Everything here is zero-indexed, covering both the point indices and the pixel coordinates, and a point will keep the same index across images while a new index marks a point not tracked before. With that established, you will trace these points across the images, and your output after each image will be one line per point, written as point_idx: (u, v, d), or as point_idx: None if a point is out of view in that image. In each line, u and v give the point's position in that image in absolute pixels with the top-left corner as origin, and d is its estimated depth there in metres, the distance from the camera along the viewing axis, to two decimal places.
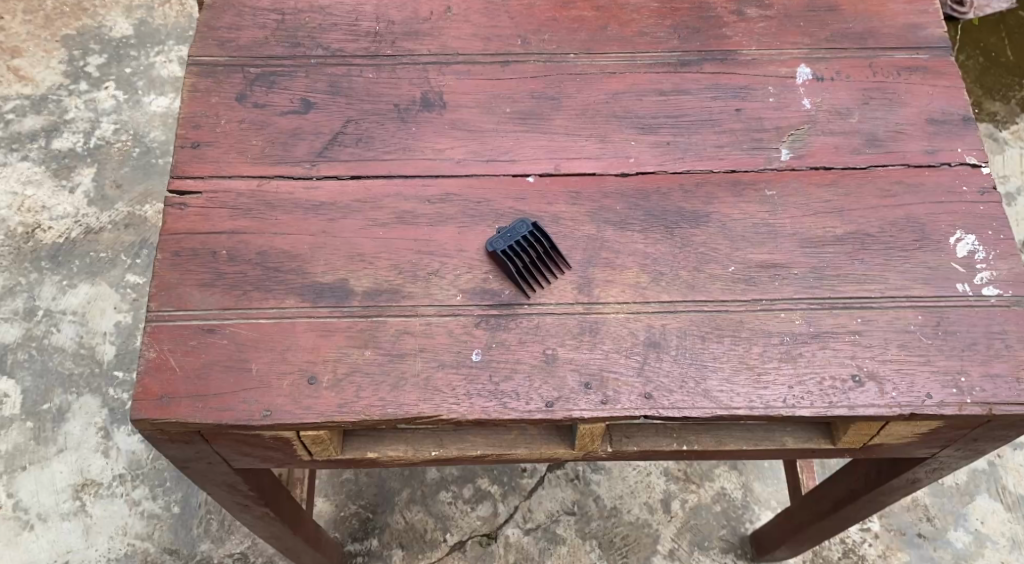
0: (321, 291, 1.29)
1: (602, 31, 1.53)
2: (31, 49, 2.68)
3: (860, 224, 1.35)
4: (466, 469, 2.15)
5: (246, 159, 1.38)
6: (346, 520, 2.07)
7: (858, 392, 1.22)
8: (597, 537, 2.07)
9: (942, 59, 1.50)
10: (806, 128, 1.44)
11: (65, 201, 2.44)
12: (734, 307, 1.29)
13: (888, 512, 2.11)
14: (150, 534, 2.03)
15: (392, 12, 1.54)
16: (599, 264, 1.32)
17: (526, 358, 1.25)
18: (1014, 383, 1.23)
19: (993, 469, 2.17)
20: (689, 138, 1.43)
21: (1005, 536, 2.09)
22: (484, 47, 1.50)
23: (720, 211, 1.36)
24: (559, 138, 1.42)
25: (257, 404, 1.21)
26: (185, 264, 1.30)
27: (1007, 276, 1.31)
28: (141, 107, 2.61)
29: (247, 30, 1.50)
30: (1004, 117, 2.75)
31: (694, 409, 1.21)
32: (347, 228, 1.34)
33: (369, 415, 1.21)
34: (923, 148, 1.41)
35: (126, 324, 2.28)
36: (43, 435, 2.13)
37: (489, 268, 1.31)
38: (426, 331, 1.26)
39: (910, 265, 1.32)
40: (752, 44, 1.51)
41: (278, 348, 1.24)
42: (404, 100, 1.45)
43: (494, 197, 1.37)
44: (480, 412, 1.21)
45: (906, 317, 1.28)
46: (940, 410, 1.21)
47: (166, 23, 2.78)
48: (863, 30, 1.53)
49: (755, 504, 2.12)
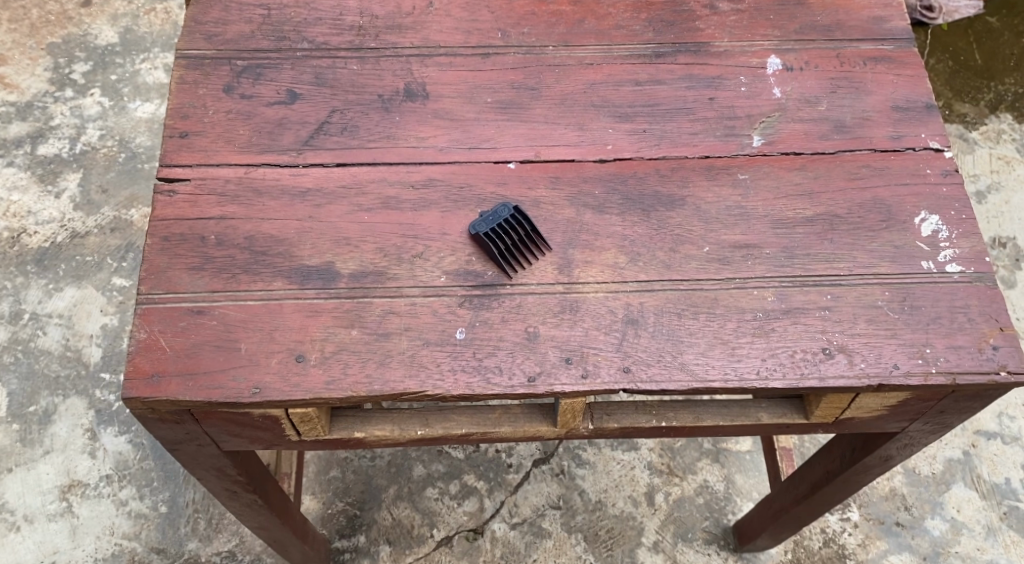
0: (308, 274, 1.32)
1: (579, 25, 1.58)
2: (17, 56, 2.71)
3: (829, 206, 1.40)
4: (452, 466, 2.18)
5: (234, 148, 1.42)
6: (333, 517, 2.10)
7: (828, 364, 1.26)
8: (583, 531, 2.10)
9: (906, 50, 1.56)
10: (777, 116, 1.49)
11: (50, 206, 2.46)
12: (710, 285, 1.33)
13: (866, 502, 2.15)
14: (137, 533, 2.04)
15: (375, 6, 1.58)
16: (579, 245, 1.36)
17: (509, 336, 1.28)
18: (977, 355, 1.28)
19: (968, 458, 2.22)
20: (663, 126, 1.48)
21: (980, 524, 2.14)
22: (465, 40, 1.55)
23: (694, 194, 1.41)
24: (538, 126, 1.47)
25: (247, 381, 1.23)
26: (174, 248, 1.33)
27: (969, 254, 1.36)
28: (126, 113, 2.64)
29: (234, 24, 1.54)
30: (973, 118, 2.82)
31: (672, 383, 1.25)
32: (333, 214, 1.37)
33: (356, 391, 1.24)
34: (889, 134, 1.47)
35: (113, 326, 2.30)
36: (29, 437, 2.14)
37: (473, 250, 1.35)
38: (411, 310, 1.30)
39: (877, 244, 1.37)
40: (723, 37, 1.57)
41: (266, 328, 1.27)
42: (388, 90, 1.49)
43: (477, 182, 1.41)
44: (464, 387, 1.24)
45: (874, 293, 1.32)
46: (907, 380, 1.26)
47: (152, 31, 2.82)
48: (829, 23, 1.59)
49: (737, 496, 2.16)
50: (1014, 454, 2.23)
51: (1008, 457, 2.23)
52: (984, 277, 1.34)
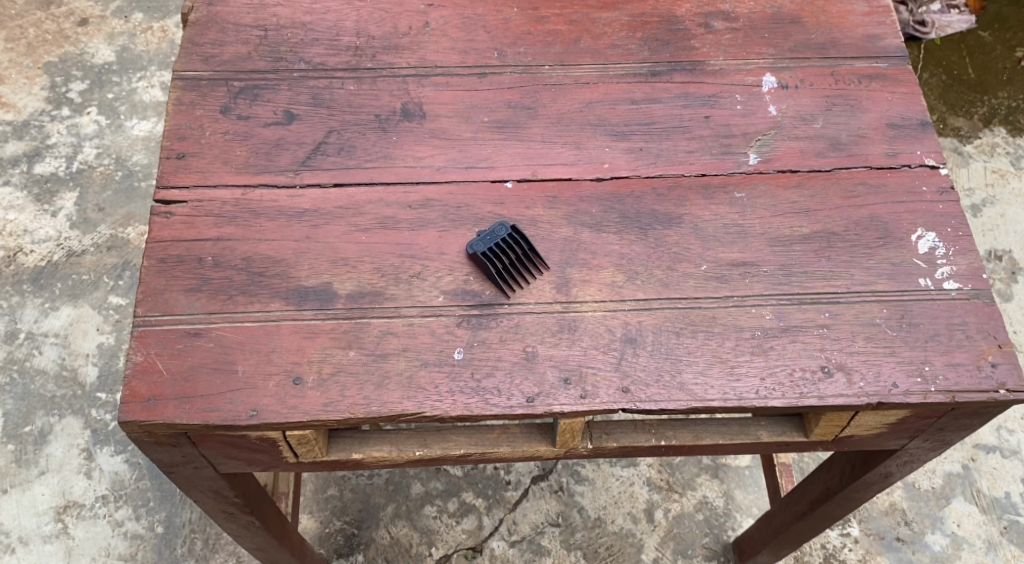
0: (305, 294, 1.32)
1: (575, 44, 1.59)
2: (14, 76, 2.71)
3: (826, 224, 1.41)
4: (450, 483, 2.17)
5: (231, 169, 1.42)
6: (331, 536, 2.08)
7: (827, 383, 1.26)
8: (582, 548, 2.09)
9: (900, 68, 1.57)
10: (772, 133, 1.49)
11: (47, 225, 2.46)
12: (708, 303, 1.33)
13: (866, 517, 2.15)
14: (133, 554, 2.03)
15: (372, 27, 1.59)
16: (576, 264, 1.36)
17: (508, 355, 1.28)
18: (976, 372, 1.28)
19: (967, 472, 2.22)
20: (660, 144, 1.48)
21: (980, 539, 2.13)
22: (461, 60, 1.56)
23: (691, 213, 1.41)
24: (535, 145, 1.47)
25: (244, 404, 1.23)
26: (172, 270, 1.33)
27: (966, 271, 1.36)
28: (123, 131, 2.65)
29: (231, 46, 1.55)
30: (967, 132, 2.83)
31: (671, 402, 1.25)
32: (330, 234, 1.37)
33: (354, 413, 1.23)
34: (884, 151, 1.47)
35: (110, 345, 2.29)
36: (25, 458, 2.13)
37: (470, 270, 1.35)
38: (409, 331, 1.29)
39: (874, 261, 1.37)
40: (719, 55, 1.58)
41: (264, 350, 1.27)
42: (384, 110, 1.49)
43: (474, 202, 1.41)
44: (463, 408, 1.24)
45: (872, 311, 1.32)
46: (906, 399, 1.26)
47: (149, 49, 2.82)
48: (824, 41, 1.60)
49: (736, 512, 2.15)
50: (1013, 468, 2.23)
51: (1008, 471, 2.22)
52: (982, 294, 1.35)
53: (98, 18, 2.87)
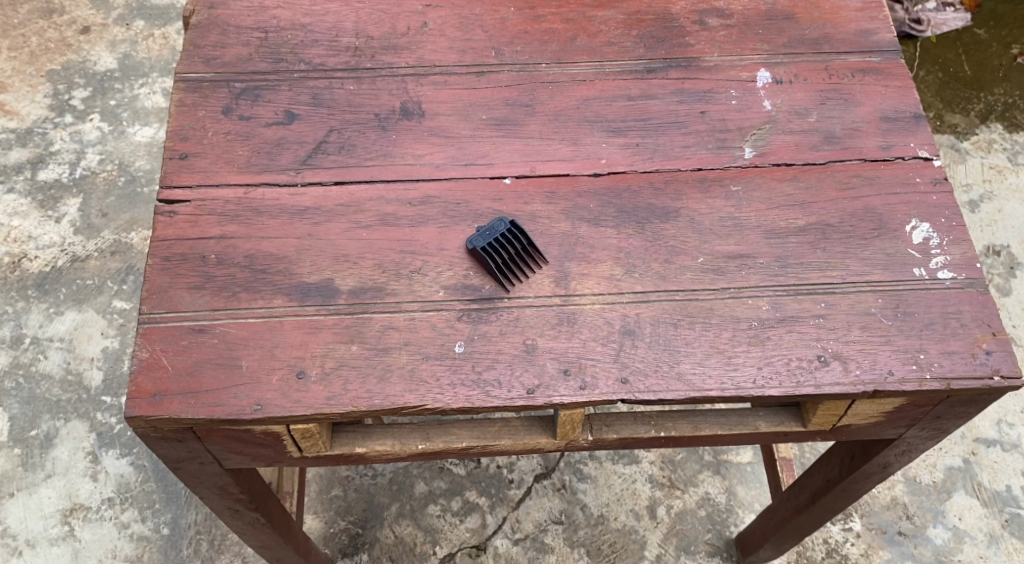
0: (308, 291, 1.34)
1: (572, 42, 1.61)
2: (16, 84, 2.73)
3: (822, 216, 1.42)
4: (453, 482, 2.18)
5: (233, 168, 1.44)
6: (335, 536, 2.10)
7: (824, 371, 1.28)
8: (586, 545, 2.11)
9: (893, 62, 1.59)
10: (768, 128, 1.51)
11: (50, 231, 2.48)
12: (706, 295, 1.35)
13: (868, 511, 2.16)
14: (139, 555, 2.05)
15: (370, 28, 1.61)
16: (575, 258, 1.38)
17: (508, 348, 1.30)
18: (969, 359, 1.29)
19: (968, 466, 2.23)
20: (656, 139, 1.50)
21: (982, 532, 2.14)
22: (459, 59, 1.58)
23: (688, 206, 1.43)
24: (533, 141, 1.49)
25: (248, 398, 1.25)
26: (175, 268, 1.35)
27: (960, 260, 1.38)
28: (125, 137, 2.67)
29: (232, 47, 1.57)
30: (964, 128, 2.85)
31: (669, 392, 1.26)
32: (331, 231, 1.39)
33: (357, 406, 1.25)
34: (878, 144, 1.49)
35: (114, 348, 2.31)
36: (32, 461, 2.14)
37: (470, 265, 1.37)
38: (410, 325, 1.31)
39: (869, 252, 1.39)
40: (714, 52, 1.60)
41: (267, 345, 1.29)
42: (384, 109, 1.51)
43: (473, 198, 1.43)
44: (464, 400, 1.25)
45: (868, 301, 1.34)
46: (901, 386, 1.27)
47: (150, 56, 2.84)
48: (818, 36, 1.62)
49: (738, 508, 2.16)
50: (1014, 461, 2.24)
51: (1008, 465, 2.23)
52: (976, 283, 1.36)
53: (99, 26, 2.89)
